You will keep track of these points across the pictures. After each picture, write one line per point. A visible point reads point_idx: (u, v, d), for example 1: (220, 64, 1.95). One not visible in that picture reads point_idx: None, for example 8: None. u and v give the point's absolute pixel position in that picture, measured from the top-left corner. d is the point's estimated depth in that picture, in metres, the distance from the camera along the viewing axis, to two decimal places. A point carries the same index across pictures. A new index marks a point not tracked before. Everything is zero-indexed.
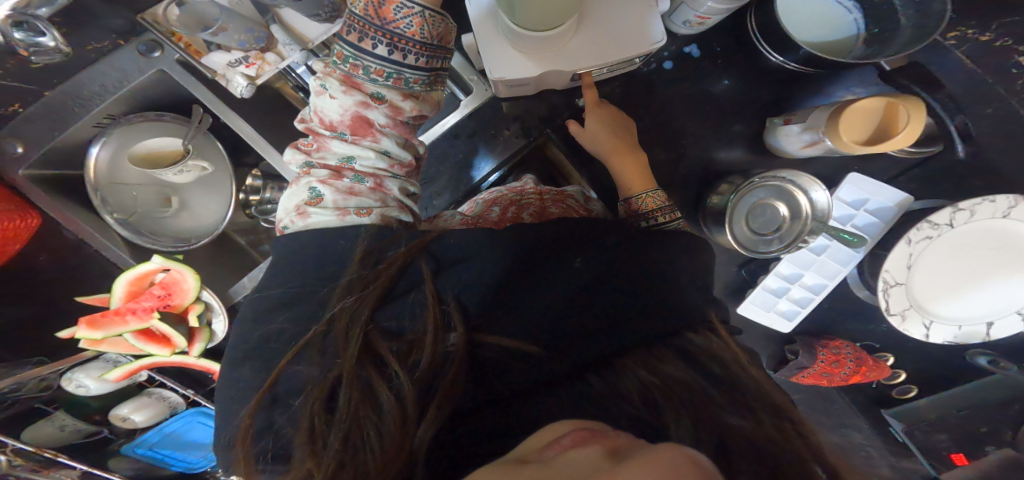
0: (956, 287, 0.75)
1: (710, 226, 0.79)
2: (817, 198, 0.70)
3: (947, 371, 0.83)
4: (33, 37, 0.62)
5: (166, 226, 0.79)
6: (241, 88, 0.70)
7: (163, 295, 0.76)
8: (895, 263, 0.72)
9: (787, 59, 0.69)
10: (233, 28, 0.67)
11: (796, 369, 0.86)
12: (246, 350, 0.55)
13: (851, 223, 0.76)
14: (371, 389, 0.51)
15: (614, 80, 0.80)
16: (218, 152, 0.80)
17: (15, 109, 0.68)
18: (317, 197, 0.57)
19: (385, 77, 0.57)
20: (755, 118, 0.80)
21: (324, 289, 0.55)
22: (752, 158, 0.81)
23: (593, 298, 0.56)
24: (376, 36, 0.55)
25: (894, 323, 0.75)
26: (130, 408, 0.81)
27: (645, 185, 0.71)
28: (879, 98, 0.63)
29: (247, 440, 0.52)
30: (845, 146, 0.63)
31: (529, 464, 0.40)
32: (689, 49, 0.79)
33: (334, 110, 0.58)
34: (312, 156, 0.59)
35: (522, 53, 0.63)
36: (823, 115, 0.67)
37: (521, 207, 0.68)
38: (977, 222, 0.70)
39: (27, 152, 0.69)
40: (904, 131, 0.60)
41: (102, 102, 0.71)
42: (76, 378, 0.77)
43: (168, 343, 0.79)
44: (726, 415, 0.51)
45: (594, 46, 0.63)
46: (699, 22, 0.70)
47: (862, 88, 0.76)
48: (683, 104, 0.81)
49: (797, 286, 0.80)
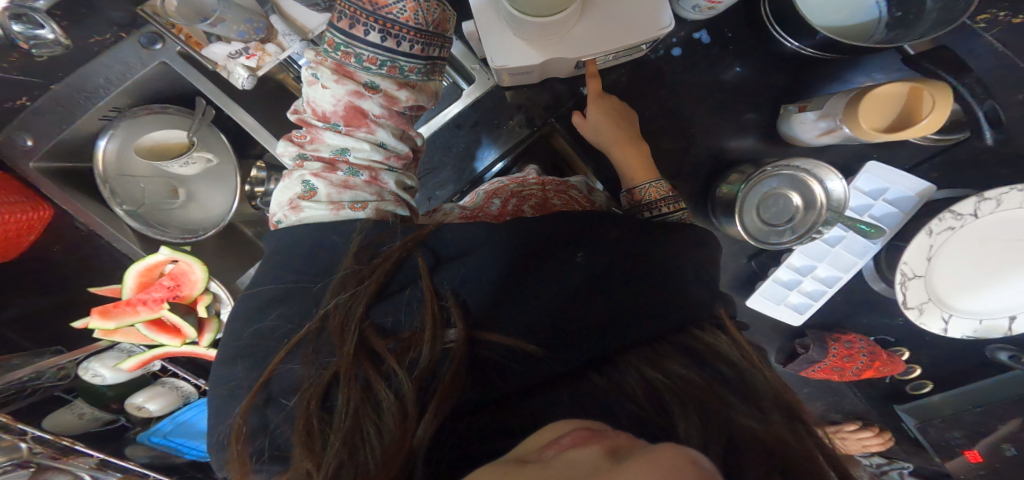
0: (979, 279, 0.72)
1: (718, 217, 0.77)
2: (833, 188, 0.67)
3: (965, 367, 0.81)
4: (33, 30, 0.63)
5: (174, 217, 0.79)
6: (242, 80, 0.71)
7: (173, 286, 0.77)
8: (913, 255, 0.69)
9: (803, 44, 0.66)
10: (231, 19, 0.66)
11: (806, 364, 0.85)
12: (242, 347, 0.55)
13: (868, 213, 0.73)
14: (370, 386, 0.51)
15: (620, 68, 0.78)
16: (222, 144, 0.78)
17: (22, 102, 0.69)
18: (311, 191, 0.56)
19: (379, 65, 0.56)
20: (767, 106, 0.77)
21: (320, 284, 0.55)
22: (763, 147, 0.78)
23: (593, 294, 0.55)
24: (369, 22, 0.54)
25: (912, 317, 0.72)
26: (145, 397, 0.83)
27: (648, 175, 0.69)
28: (903, 83, 0.59)
29: (241, 439, 0.52)
30: (865, 133, 0.60)
31: (528, 464, 0.40)
32: (699, 35, 0.77)
33: (327, 101, 0.57)
34: (305, 148, 0.58)
35: (524, 40, 0.61)
36: (841, 101, 0.64)
37: (522, 199, 0.67)
38: (1004, 212, 0.67)
39: (36, 145, 0.70)
40: (929, 117, 0.57)
41: (105, 95, 0.72)
42: (92, 367, 0.79)
43: (178, 333, 0.80)
44: (738, 415, 0.49)
45: (597, 32, 0.61)
46: (708, 7, 0.67)
47: (881, 74, 0.73)
48: (692, 92, 0.78)
49: (808, 279, 0.78)
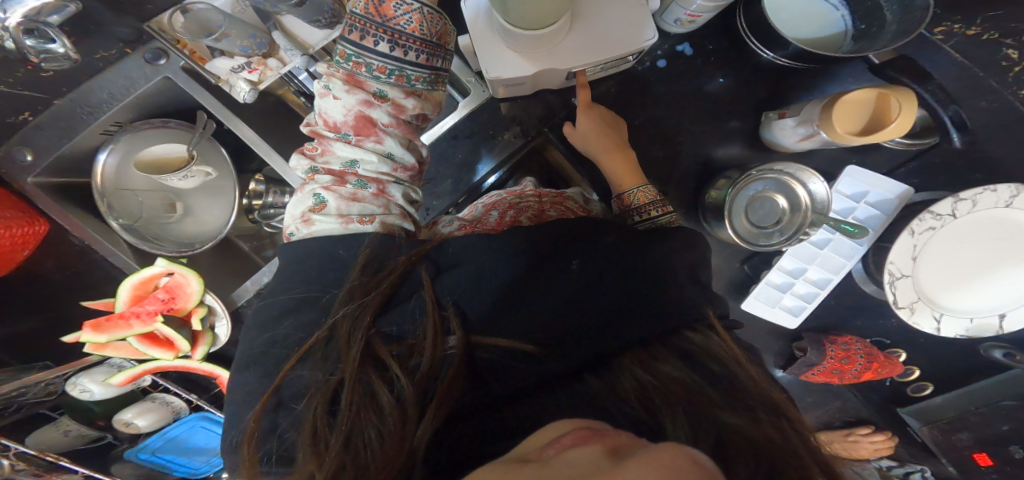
0: (965, 278, 0.73)
1: (710, 223, 0.78)
2: (816, 190, 0.69)
3: (962, 368, 0.81)
4: (44, 44, 0.65)
5: (170, 232, 0.80)
6: (244, 93, 0.73)
7: (166, 299, 0.76)
8: (899, 255, 0.71)
9: (778, 55, 0.70)
10: (235, 34, 0.69)
11: (805, 367, 0.85)
12: (254, 353, 0.55)
13: (851, 216, 0.75)
14: (373, 392, 0.51)
15: (608, 80, 0.81)
16: (222, 158, 0.80)
17: (25, 116, 0.70)
18: (321, 204, 0.57)
19: (388, 74, 0.58)
20: (751, 115, 0.80)
21: (327, 296, 0.55)
22: (748, 154, 0.81)
23: (591, 300, 0.55)
24: (378, 33, 0.57)
25: (903, 317, 0.73)
26: (134, 413, 0.82)
27: (636, 180, 0.71)
28: (871, 89, 0.62)
29: (252, 442, 0.51)
30: (840, 136, 0.62)
31: (528, 463, 0.39)
32: (682, 48, 0.80)
33: (338, 111, 0.58)
34: (316, 161, 0.59)
35: (517, 53, 0.63)
36: (816, 108, 0.66)
37: (520, 210, 0.68)
38: (980, 212, 0.69)
39: (36, 160, 0.70)
40: (898, 120, 0.59)
41: (108, 110, 0.73)
42: (81, 383, 0.77)
43: (171, 346, 0.79)
44: (726, 415, 0.49)
45: (587, 45, 0.64)
46: (689, 20, 0.71)
47: (854, 83, 0.77)
48: (679, 103, 0.81)
49: (801, 281, 0.79)
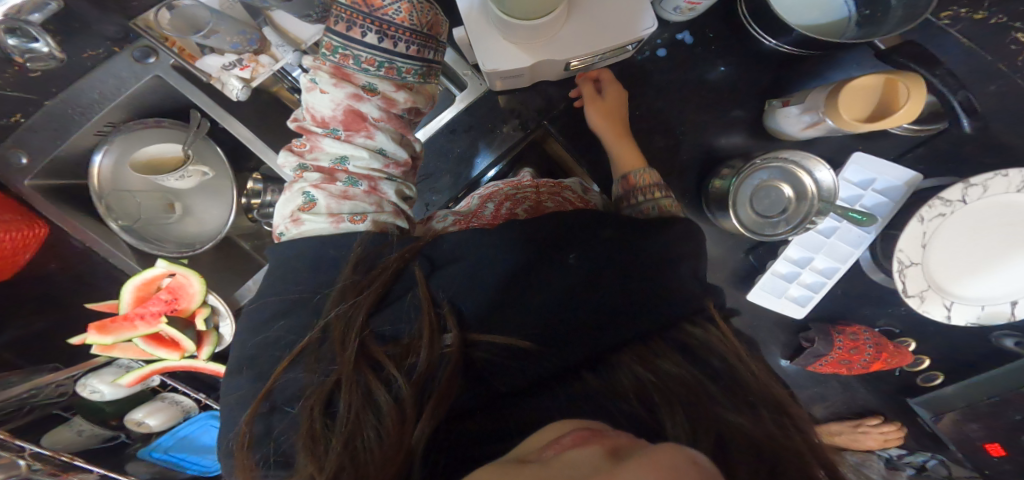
0: (975, 266, 0.71)
1: (713, 212, 0.76)
2: (822, 178, 0.69)
3: (972, 357, 0.80)
4: (27, 43, 0.62)
5: (171, 231, 0.80)
6: (236, 91, 0.72)
7: (170, 299, 0.76)
8: (908, 242, 0.69)
9: (781, 42, 0.67)
10: (224, 30, 0.68)
11: (813, 357, 0.84)
12: (248, 357, 0.55)
13: (858, 203, 0.74)
14: (371, 392, 0.50)
15: (608, 69, 0.78)
16: (219, 157, 0.80)
17: (16, 119, 0.68)
18: (311, 202, 0.56)
19: (377, 67, 0.57)
20: (754, 103, 0.78)
21: (320, 296, 0.55)
22: (752, 143, 0.79)
23: (588, 295, 0.54)
24: (366, 23, 0.55)
25: (912, 306, 0.71)
26: (144, 412, 0.84)
27: (640, 163, 0.69)
28: (878, 74, 0.60)
29: (247, 446, 0.52)
30: (847, 124, 0.60)
31: (528, 464, 0.39)
32: (682, 36, 0.78)
33: (326, 106, 0.57)
34: (305, 157, 0.58)
35: (511, 44, 0.61)
36: (821, 95, 0.64)
37: (516, 202, 0.67)
38: (991, 198, 0.67)
39: (32, 163, 0.69)
40: (905, 106, 0.57)
41: (100, 110, 0.72)
42: (89, 383, 0.79)
43: (177, 346, 0.79)
44: (726, 413, 0.49)
45: (583, 33, 0.62)
46: (689, 8, 0.68)
47: (862, 69, 0.74)
48: (680, 92, 0.79)
49: (808, 270, 0.77)
